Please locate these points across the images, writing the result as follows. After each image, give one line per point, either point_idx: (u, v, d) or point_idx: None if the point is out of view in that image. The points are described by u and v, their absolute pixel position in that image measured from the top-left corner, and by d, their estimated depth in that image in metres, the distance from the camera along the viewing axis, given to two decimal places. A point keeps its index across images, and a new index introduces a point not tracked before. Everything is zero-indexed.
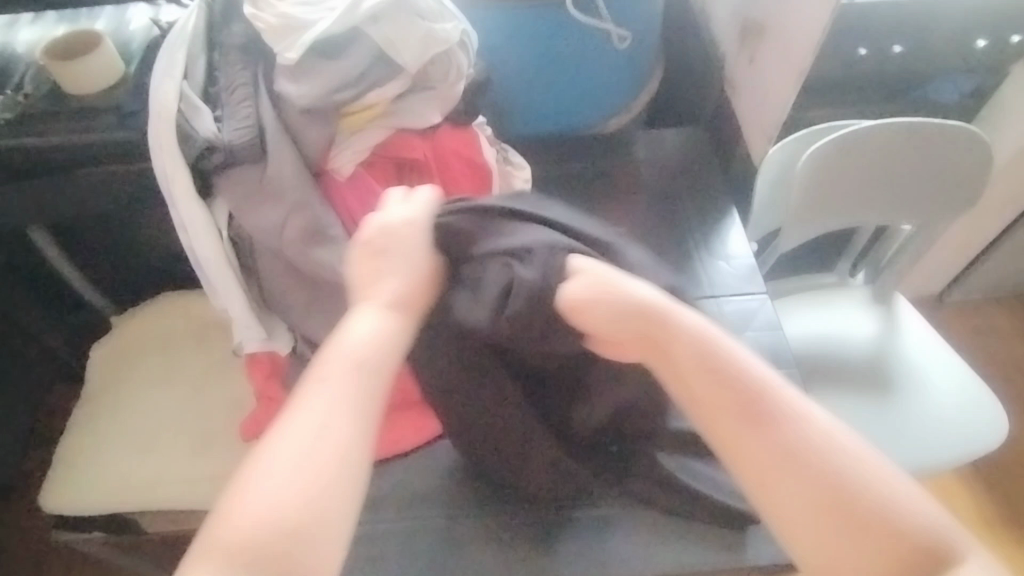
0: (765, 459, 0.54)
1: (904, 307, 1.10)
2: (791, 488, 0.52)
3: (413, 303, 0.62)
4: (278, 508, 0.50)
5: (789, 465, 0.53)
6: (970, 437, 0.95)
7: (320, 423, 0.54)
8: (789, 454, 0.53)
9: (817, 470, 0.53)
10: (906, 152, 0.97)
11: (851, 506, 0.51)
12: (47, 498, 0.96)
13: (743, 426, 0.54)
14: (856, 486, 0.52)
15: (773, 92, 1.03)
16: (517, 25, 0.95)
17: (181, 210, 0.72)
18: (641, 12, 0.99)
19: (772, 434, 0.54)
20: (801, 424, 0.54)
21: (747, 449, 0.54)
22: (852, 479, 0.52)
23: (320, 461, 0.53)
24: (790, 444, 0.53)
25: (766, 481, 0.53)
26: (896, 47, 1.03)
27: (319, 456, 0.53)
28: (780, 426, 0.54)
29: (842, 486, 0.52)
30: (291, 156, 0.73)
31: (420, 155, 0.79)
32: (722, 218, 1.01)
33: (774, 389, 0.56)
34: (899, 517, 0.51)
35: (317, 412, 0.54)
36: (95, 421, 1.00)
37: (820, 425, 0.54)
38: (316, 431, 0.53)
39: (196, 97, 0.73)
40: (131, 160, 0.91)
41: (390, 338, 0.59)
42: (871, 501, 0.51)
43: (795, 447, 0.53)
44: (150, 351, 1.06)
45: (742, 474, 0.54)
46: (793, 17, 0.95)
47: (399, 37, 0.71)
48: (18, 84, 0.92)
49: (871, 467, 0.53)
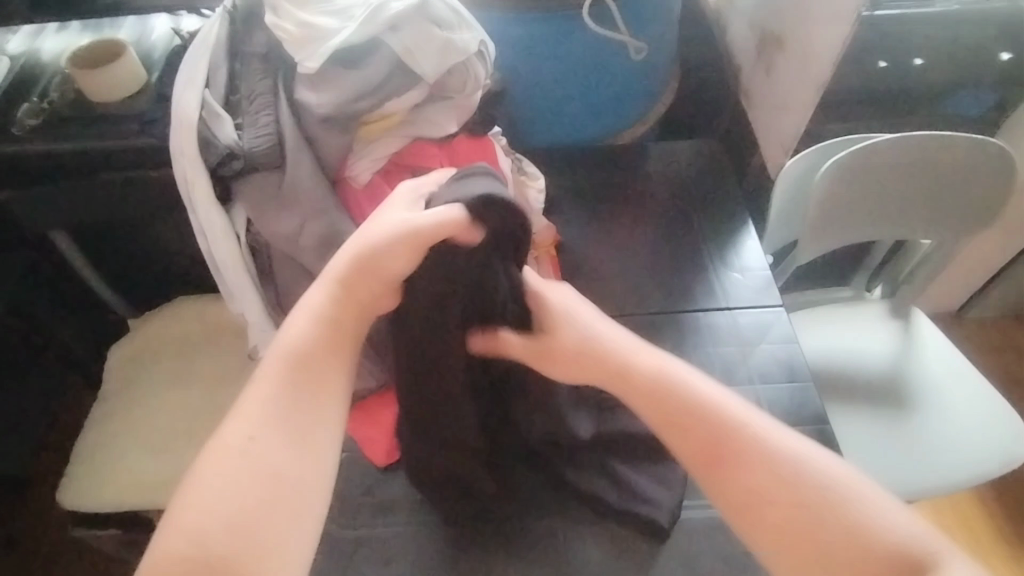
0: (733, 474, 0.55)
1: (922, 322, 1.08)
2: (768, 508, 0.53)
3: (352, 304, 0.61)
4: (206, 529, 0.48)
5: (750, 482, 0.54)
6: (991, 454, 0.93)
7: (252, 433, 0.54)
8: (749, 469, 0.55)
9: (780, 483, 0.54)
10: (924, 165, 0.96)
11: (827, 520, 0.52)
12: (63, 496, 0.97)
13: (702, 439, 0.57)
14: (827, 498, 0.53)
15: (790, 104, 1.02)
16: (535, 36, 0.95)
17: (201, 215, 0.73)
18: (658, 25, 1.00)
19: (716, 455, 0.56)
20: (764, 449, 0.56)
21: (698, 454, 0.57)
22: (832, 492, 0.53)
23: (250, 464, 0.52)
24: (751, 458, 0.55)
25: (747, 500, 0.54)
26: (915, 61, 1.02)
27: (247, 462, 0.52)
28: (734, 443, 0.56)
29: (812, 493, 0.53)
30: (309, 164, 0.73)
31: (437, 165, 0.79)
32: (737, 229, 1.01)
33: (716, 404, 0.58)
34: (870, 529, 0.51)
35: (254, 413, 0.55)
36: (111, 420, 1.02)
37: (768, 440, 0.56)
38: (247, 438, 0.53)
39: (217, 105, 0.74)
40: (152, 166, 0.93)
41: (317, 317, 0.59)
42: (847, 509, 0.52)
43: (758, 460, 0.55)
44: (167, 352, 1.07)
45: (714, 497, 0.56)
46: (810, 30, 0.95)
47: (418, 46, 0.72)
48: (45, 91, 0.94)
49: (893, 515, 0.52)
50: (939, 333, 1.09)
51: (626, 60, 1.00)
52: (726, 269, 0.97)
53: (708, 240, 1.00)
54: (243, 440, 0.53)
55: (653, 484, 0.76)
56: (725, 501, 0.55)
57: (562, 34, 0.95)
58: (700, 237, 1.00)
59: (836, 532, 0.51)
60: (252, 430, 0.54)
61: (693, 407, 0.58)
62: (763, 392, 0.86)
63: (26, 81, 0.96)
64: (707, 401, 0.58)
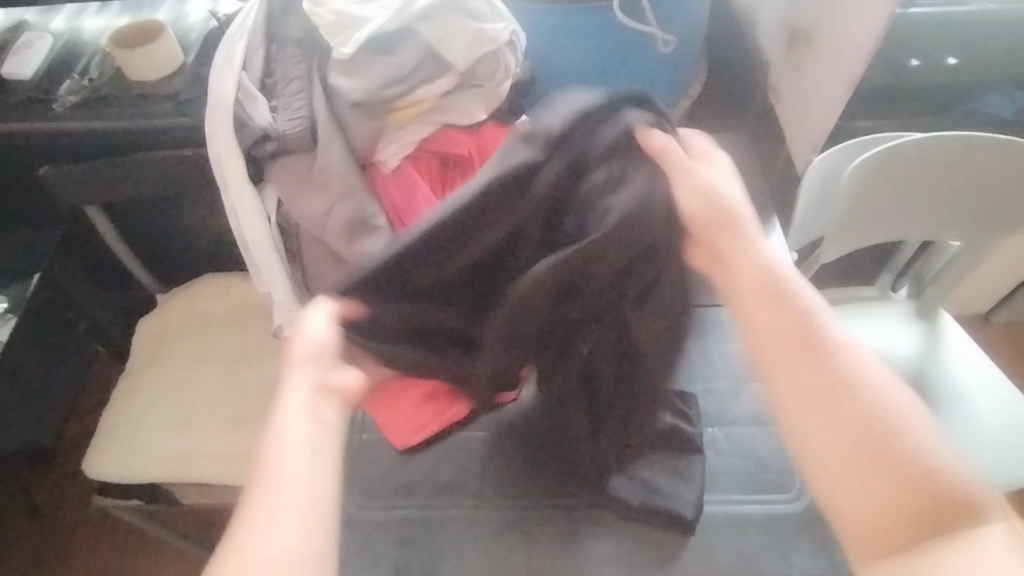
0: (828, 390, 0.53)
1: (947, 324, 1.07)
2: (845, 425, 0.52)
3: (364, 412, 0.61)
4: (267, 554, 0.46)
5: (836, 398, 0.52)
6: (1012, 459, 0.92)
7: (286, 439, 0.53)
8: (835, 388, 0.53)
9: (862, 405, 0.52)
10: (953, 166, 0.95)
11: (892, 449, 0.50)
12: (90, 466, 1.00)
13: (801, 355, 0.55)
14: (904, 434, 0.51)
15: (820, 101, 1.02)
16: (565, 26, 0.95)
17: (232, 194, 0.75)
18: (688, 18, 0.99)
19: (810, 364, 0.54)
20: (877, 397, 0.52)
21: (794, 377, 0.54)
22: (909, 427, 0.51)
23: (281, 466, 0.51)
24: (836, 374, 0.53)
25: (816, 410, 0.53)
26: (948, 60, 1.01)
27: (279, 459, 0.52)
28: (837, 380, 0.53)
29: (885, 424, 0.51)
30: (339, 147, 0.74)
31: (464, 151, 0.79)
32: (762, 225, 1.01)
33: (820, 320, 0.56)
34: (935, 473, 0.49)
35: (282, 432, 0.54)
36: (138, 395, 1.04)
37: (859, 365, 0.54)
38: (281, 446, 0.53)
39: (253, 87, 0.76)
40: (186, 145, 0.95)
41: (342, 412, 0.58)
42: (915, 444, 0.50)
43: (843, 379, 0.53)
44: (194, 331, 1.09)
45: (780, 397, 0.55)
46: (843, 26, 0.94)
47: (450, 36, 0.73)
48: (85, 69, 0.97)
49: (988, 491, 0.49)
50: (964, 335, 1.08)
51: (655, 52, 1.00)
52: None
53: None
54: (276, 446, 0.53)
55: (678, 482, 0.76)
56: (797, 408, 0.53)
57: (592, 24, 0.95)
58: None
59: (899, 463, 0.50)
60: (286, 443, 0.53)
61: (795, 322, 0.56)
62: None
63: (67, 59, 0.99)
64: (815, 323, 0.56)
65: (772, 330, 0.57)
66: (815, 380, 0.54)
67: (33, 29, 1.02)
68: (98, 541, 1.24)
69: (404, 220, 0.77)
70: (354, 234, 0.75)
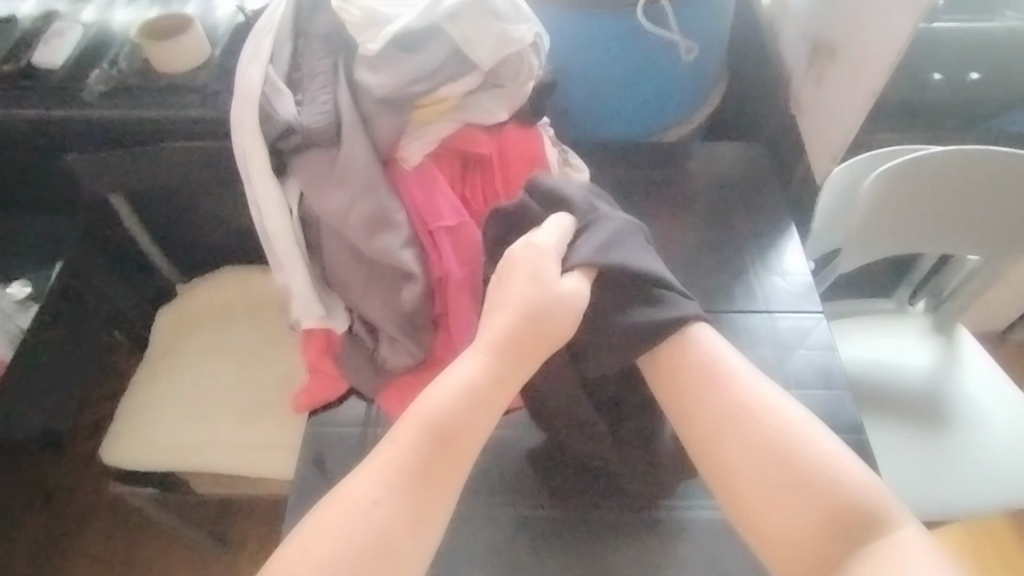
0: (731, 438, 0.59)
1: (963, 339, 1.07)
2: (757, 477, 0.57)
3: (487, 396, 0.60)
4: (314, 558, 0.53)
5: (741, 444, 0.58)
6: None
7: (366, 498, 0.55)
8: (729, 420, 0.59)
9: (758, 439, 0.58)
10: (974, 181, 0.95)
11: (802, 479, 0.55)
12: (106, 452, 1.01)
13: (704, 415, 0.60)
14: (808, 463, 0.56)
15: (842, 112, 1.01)
16: (587, 32, 0.96)
17: (256, 186, 0.75)
18: (711, 26, 1.00)
19: (704, 418, 0.60)
20: (796, 448, 0.57)
21: (727, 445, 0.58)
22: (806, 457, 0.56)
23: (355, 536, 0.54)
24: (749, 435, 0.58)
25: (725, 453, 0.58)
26: (972, 74, 1.01)
27: (352, 525, 0.54)
28: (758, 443, 0.57)
29: (815, 470, 0.56)
30: (363, 143, 0.75)
31: (485, 150, 0.81)
32: (780, 235, 1.01)
33: (739, 397, 0.60)
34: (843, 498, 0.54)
35: (362, 482, 0.56)
36: (155, 383, 1.05)
37: (752, 393, 0.60)
38: (359, 502, 0.55)
39: (280, 81, 0.77)
40: (211, 137, 0.96)
41: (468, 387, 0.59)
42: (815, 466, 0.56)
43: (733, 418, 0.59)
44: (210, 321, 1.10)
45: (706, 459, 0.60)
46: (867, 38, 0.94)
47: (475, 36, 0.74)
48: (114, 59, 0.98)
49: (901, 522, 0.54)
50: (980, 350, 1.07)
51: (677, 58, 1.00)
52: (767, 273, 0.97)
53: (750, 243, 1.00)
54: (364, 504, 0.55)
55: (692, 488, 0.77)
56: (709, 461, 0.59)
57: (615, 29, 0.95)
58: (742, 239, 1.00)
59: (802, 488, 0.55)
60: (365, 500, 0.55)
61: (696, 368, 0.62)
62: (798, 398, 0.86)
63: (96, 49, 1.00)
64: (720, 384, 0.61)
65: (673, 384, 0.63)
66: (744, 449, 0.58)
67: (63, 19, 1.04)
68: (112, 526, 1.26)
69: (424, 216, 0.78)
70: (375, 229, 0.76)
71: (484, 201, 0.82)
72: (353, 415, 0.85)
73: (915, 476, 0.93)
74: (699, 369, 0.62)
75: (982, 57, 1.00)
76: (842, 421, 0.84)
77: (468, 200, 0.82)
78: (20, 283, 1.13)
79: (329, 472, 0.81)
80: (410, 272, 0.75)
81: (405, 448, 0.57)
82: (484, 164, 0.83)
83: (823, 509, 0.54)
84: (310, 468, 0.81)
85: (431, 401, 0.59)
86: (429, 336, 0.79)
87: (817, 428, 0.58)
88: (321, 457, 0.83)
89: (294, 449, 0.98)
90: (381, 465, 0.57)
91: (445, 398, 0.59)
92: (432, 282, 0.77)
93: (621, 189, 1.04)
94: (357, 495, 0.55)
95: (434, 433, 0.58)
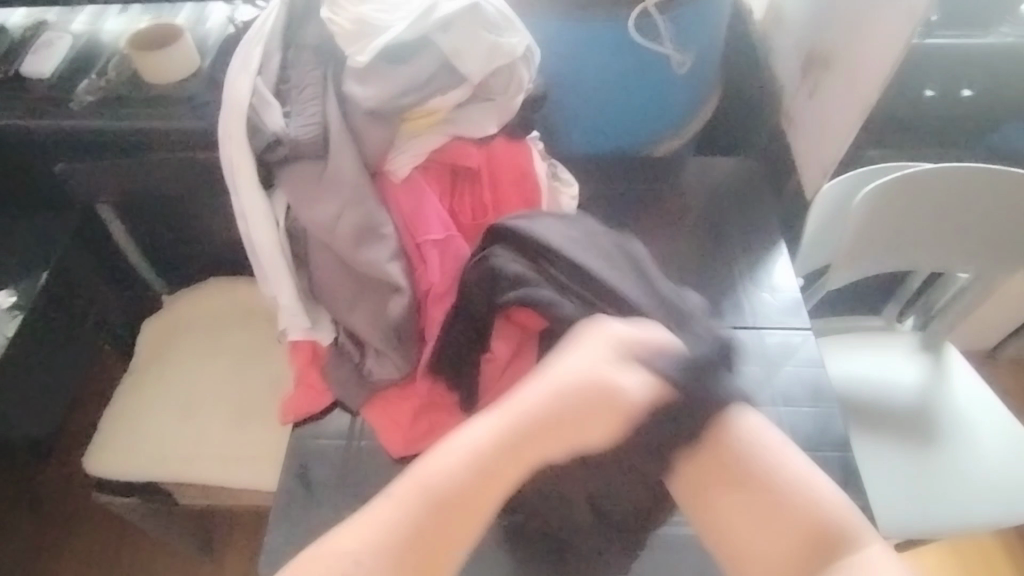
0: (722, 491, 0.61)
1: (952, 356, 1.06)
2: (734, 498, 0.60)
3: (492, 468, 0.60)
4: None
5: (728, 485, 0.61)
6: (1016, 495, 0.91)
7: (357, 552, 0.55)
8: (729, 475, 0.61)
9: (757, 486, 0.60)
10: (963, 196, 0.95)
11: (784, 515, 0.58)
12: (89, 462, 1.00)
13: (709, 482, 0.62)
14: (792, 498, 0.59)
15: (833, 127, 1.01)
16: (580, 46, 0.96)
17: (243, 199, 0.75)
18: (702, 41, 1.00)
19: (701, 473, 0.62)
20: (779, 480, 0.60)
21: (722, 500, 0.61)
22: (793, 486, 0.59)
23: None
24: (744, 475, 0.60)
25: (719, 512, 0.61)
26: (963, 90, 1.02)
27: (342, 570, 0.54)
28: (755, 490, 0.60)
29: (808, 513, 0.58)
30: (352, 155, 0.75)
31: (474, 163, 0.81)
32: (770, 250, 1.00)
33: (737, 452, 0.61)
34: (807, 514, 0.58)
35: (358, 532, 0.56)
36: (140, 395, 1.04)
37: (775, 457, 0.61)
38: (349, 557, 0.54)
39: (268, 92, 0.76)
40: (199, 147, 0.96)
41: (476, 451, 0.60)
42: (796, 496, 0.59)
43: (734, 474, 0.61)
44: (196, 333, 1.09)
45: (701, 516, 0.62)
46: (858, 54, 0.94)
47: (465, 47, 0.74)
48: (103, 69, 0.98)
49: (853, 515, 0.58)
50: (970, 367, 1.07)
51: (668, 73, 1.00)
52: (756, 288, 0.97)
53: (740, 258, 1.00)
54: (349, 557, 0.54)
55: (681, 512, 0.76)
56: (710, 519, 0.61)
57: (607, 43, 0.95)
58: (731, 253, 1.00)
59: (784, 518, 0.58)
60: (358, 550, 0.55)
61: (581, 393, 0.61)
62: (786, 413, 0.86)
63: (86, 59, 1.00)
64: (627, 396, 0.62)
65: (702, 472, 0.62)
66: (737, 499, 0.60)
67: (54, 28, 1.04)
68: (93, 539, 1.24)
69: (411, 229, 0.78)
70: (362, 243, 0.76)
71: (473, 215, 0.82)
72: (338, 427, 0.84)
73: (904, 493, 0.92)
74: (716, 439, 0.62)
75: (974, 74, 1.01)
76: (829, 437, 0.84)
77: (456, 213, 0.82)
78: None
79: (313, 486, 0.80)
80: (396, 285, 0.75)
81: (387, 522, 0.57)
82: (473, 177, 0.83)
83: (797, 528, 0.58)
84: (294, 481, 0.80)
85: (433, 468, 0.59)
86: (415, 350, 0.78)
87: (796, 454, 0.62)
88: (306, 470, 0.81)
89: (279, 461, 0.97)
90: (383, 519, 0.57)
91: (449, 464, 0.59)
92: (419, 296, 0.77)
93: (613, 203, 1.04)
94: (351, 546, 0.55)
95: (430, 497, 0.58)
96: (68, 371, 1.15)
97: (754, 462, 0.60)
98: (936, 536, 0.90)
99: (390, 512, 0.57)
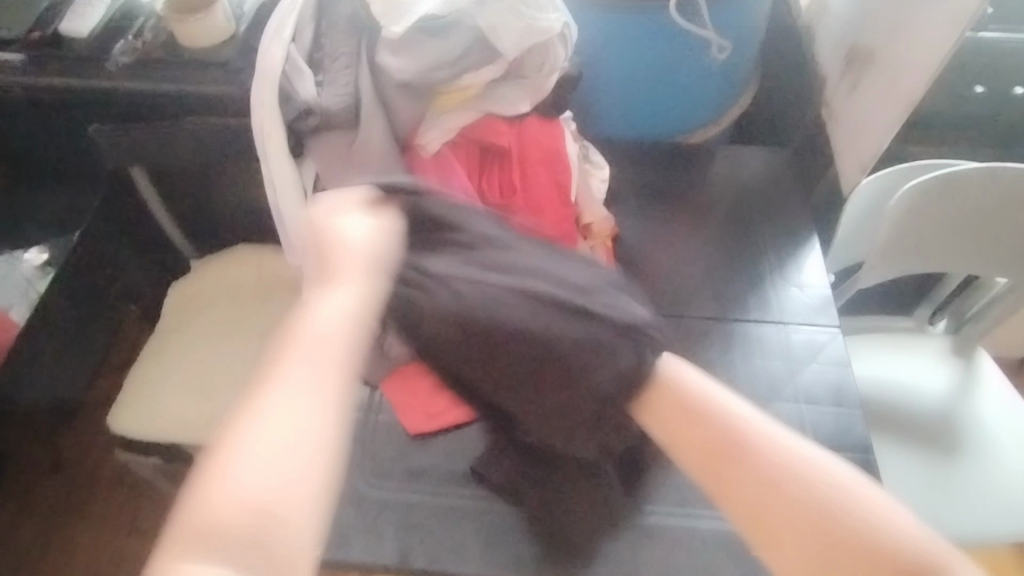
0: (729, 473, 0.49)
1: (983, 363, 1.04)
2: (730, 465, 0.49)
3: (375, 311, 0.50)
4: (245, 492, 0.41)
5: (719, 456, 0.50)
6: None
7: (275, 437, 0.43)
8: (723, 446, 0.50)
9: (770, 460, 0.48)
10: (1006, 199, 0.92)
11: (806, 504, 0.47)
12: (112, 421, 1.02)
13: (719, 457, 0.50)
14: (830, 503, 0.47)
15: (875, 121, 0.98)
16: (619, 26, 0.94)
17: (271, 167, 0.74)
18: (743, 26, 0.98)
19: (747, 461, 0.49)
20: (795, 456, 0.49)
21: (738, 481, 0.48)
22: (818, 465, 0.48)
23: (259, 483, 0.41)
24: (758, 473, 0.48)
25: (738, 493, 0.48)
26: (1015, 88, 0.98)
27: (258, 428, 0.43)
28: (744, 445, 0.49)
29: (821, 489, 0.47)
30: (382, 128, 0.75)
31: (506, 142, 0.79)
32: (800, 245, 0.98)
33: (747, 430, 0.50)
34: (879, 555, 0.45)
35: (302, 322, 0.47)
36: (164, 357, 1.06)
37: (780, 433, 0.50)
38: (268, 423, 0.43)
39: (301, 60, 0.75)
40: (230, 114, 0.96)
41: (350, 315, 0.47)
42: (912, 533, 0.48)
43: (730, 434, 0.50)
44: (221, 299, 1.10)
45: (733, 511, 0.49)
46: (908, 44, 0.91)
47: (502, 23, 0.73)
48: (139, 31, 0.98)
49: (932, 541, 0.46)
50: (1000, 375, 1.04)
51: (707, 59, 0.98)
52: (784, 283, 0.95)
53: (769, 252, 0.98)
54: (261, 404, 0.43)
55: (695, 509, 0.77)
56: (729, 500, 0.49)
57: (646, 23, 0.93)
58: (760, 246, 0.98)
59: (805, 502, 0.47)
60: (284, 393, 0.44)
61: (672, 407, 0.53)
62: (807, 411, 0.84)
63: (123, 20, 1.00)
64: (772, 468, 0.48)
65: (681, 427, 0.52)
66: (748, 487, 0.48)
67: None
68: (114, 493, 1.27)
69: None
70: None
71: (501, 194, 0.81)
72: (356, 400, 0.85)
73: (923, 500, 0.91)
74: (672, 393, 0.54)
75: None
76: (849, 439, 0.82)
77: (485, 191, 0.81)
78: (36, 249, 1.11)
79: None
80: None
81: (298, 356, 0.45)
82: (504, 156, 0.81)
83: (825, 520, 0.46)
84: None
85: (303, 340, 0.45)
86: None
87: (805, 443, 0.50)
88: None
89: None
90: (280, 393, 0.44)
91: (329, 329, 0.46)
92: None
93: (641, 189, 1.02)
94: (284, 442, 0.42)
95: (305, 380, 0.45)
96: (94, 330, 1.17)
97: (776, 450, 0.49)
98: (953, 545, 0.89)
99: (306, 382, 0.44)
